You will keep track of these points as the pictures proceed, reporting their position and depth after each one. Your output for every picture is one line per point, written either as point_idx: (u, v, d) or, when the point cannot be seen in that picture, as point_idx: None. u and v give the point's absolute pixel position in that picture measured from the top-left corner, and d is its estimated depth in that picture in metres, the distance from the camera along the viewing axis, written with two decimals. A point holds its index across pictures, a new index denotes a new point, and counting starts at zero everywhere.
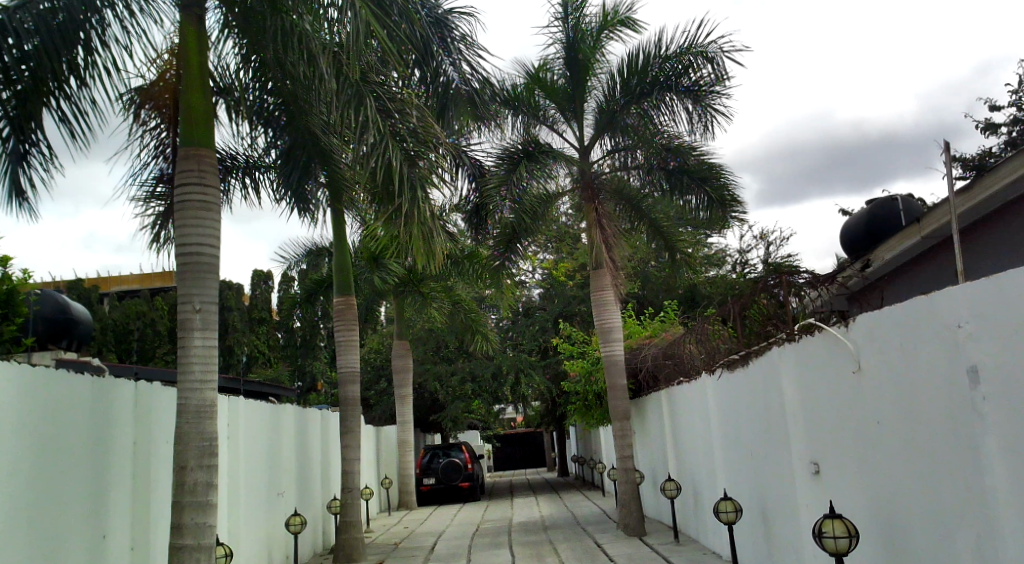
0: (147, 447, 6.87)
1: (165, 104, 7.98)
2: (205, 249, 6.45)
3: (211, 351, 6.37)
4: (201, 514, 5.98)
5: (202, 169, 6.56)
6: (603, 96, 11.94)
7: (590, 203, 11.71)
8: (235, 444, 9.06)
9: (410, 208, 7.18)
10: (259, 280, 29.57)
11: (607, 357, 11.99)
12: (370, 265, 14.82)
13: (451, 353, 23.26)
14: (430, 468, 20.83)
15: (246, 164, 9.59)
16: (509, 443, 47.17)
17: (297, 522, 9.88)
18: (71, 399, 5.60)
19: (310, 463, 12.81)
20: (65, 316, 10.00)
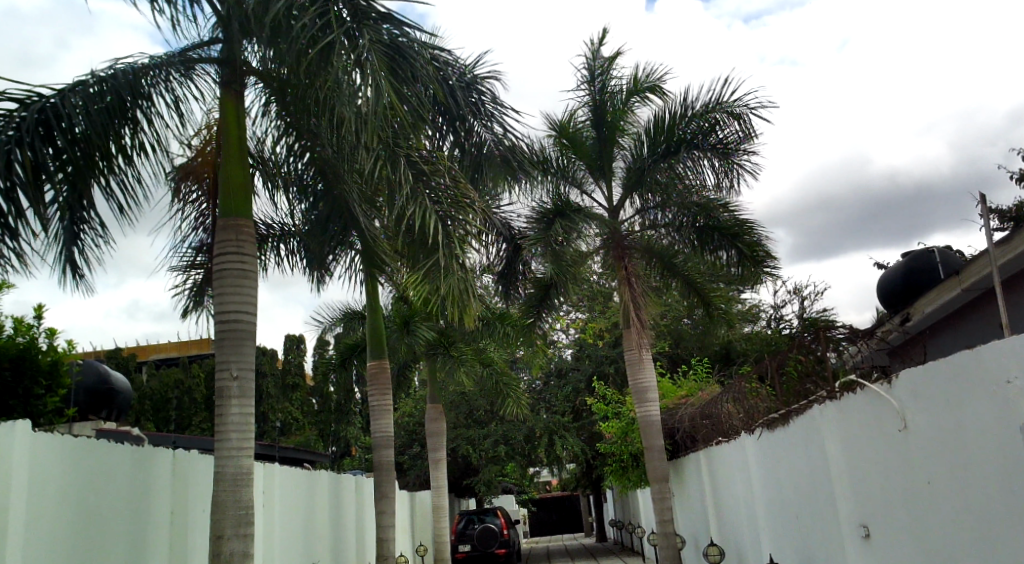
0: (185, 516, 6.88)
1: (205, 177, 8.19)
2: (243, 317, 6.54)
3: (248, 418, 6.39)
4: None
5: (240, 239, 6.70)
6: (631, 156, 12.10)
7: (619, 262, 11.75)
8: (270, 511, 9.04)
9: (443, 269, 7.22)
10: (292, 345, 29.84)
11: (642, 418, 11.82)
12: (401, 329, 14.78)
13: (485, 416, 23.10)
14: (465, 534, 20.50)
15: (281, 232, 9.83)
16: (545, 507, 46.41)
17: None
18: (110, 470, 5.63)
19: (345, 529, 12.68)
20: (106, 385, 10.15)
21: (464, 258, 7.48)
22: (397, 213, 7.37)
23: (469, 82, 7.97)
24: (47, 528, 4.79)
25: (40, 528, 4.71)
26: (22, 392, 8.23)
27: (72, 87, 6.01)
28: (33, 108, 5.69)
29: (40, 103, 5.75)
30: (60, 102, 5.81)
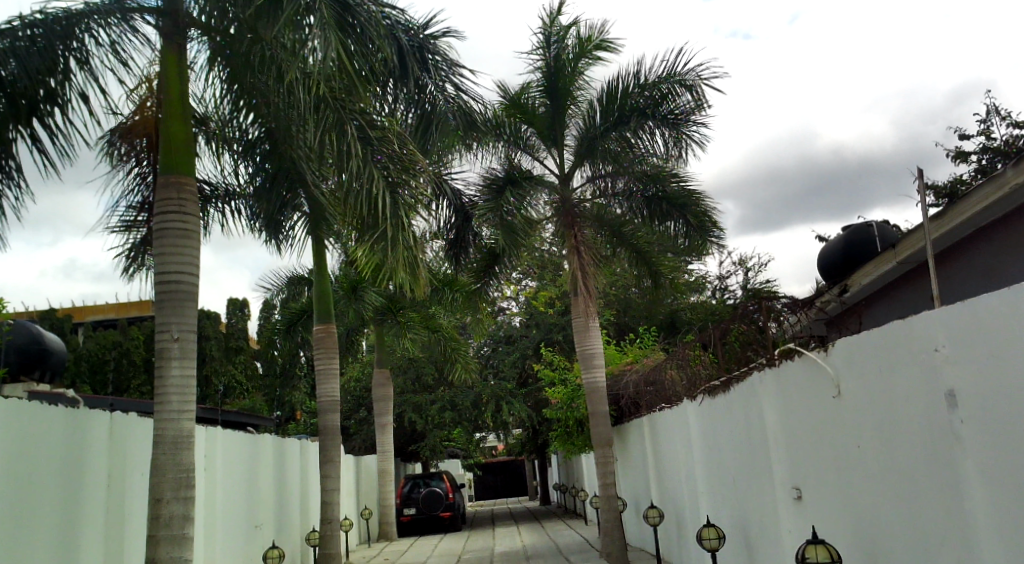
0: (122, 480, 6.76)
1: (144, 134, 7.92)
2: (183, 277, 6.38)
3: (189, 380, 6.28)
4: (176, 548, 5.87)
5: (182, 198, 6.52)
6: (583, 125, 12.06)
7: (568, 228, 11.69)
8: (212, 474, 8.93)
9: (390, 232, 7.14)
10: (235, 309, 29.39)
11: (589, 384, 11.95)
12: (348, 294, 14.66)
13: (432, 382, 23.14)
14: (410, 498, 20.61)
15: (223, 191, 9.60)
16: (490, 471, 46.89)
17: (275, 555, 9.71)
18: (43, 433, 5.48)
19: (289, 493, 12.63)
20: (39, 346, 9.87)
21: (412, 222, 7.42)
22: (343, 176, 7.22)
23: (420, 44, 7.87)
24: None
25: None
26: None
27: (0, 30, 5.71)
28: None
29: None
30: None
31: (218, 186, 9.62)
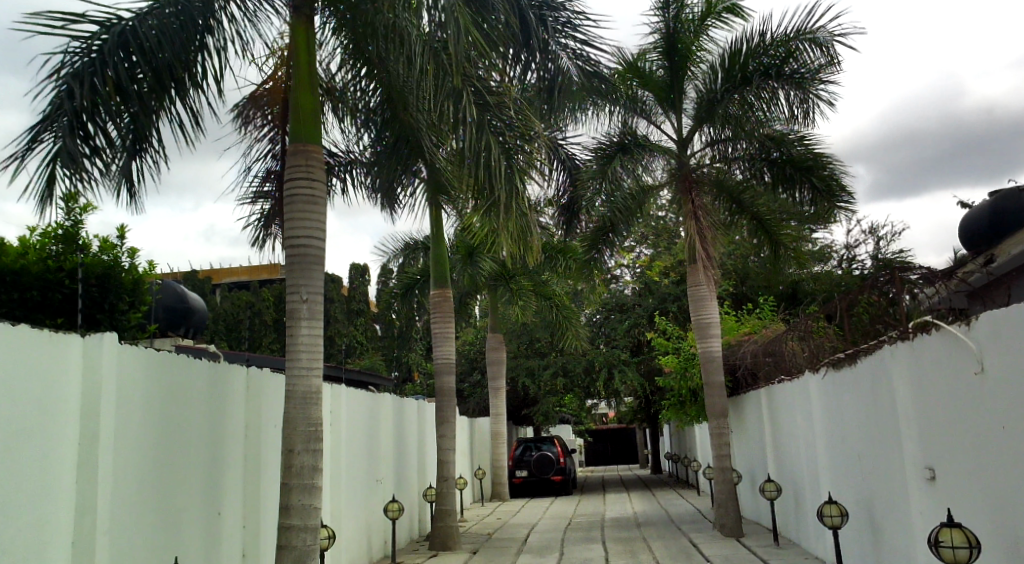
0: (258, 432, 7.21)
1: (276, 103, 8.33)
2: (311, 243, 6.68)
3: (317, 340, 6.59)
4: (307, 496, 6.24)
5: (310, 164, 6.80)
6: (702, 89, 11.74)
7: (686, 194, 11.42)
8: (338, 430, 9.39)
9: (507, 199, 7.20)
10: (357, 273, 30.64)
11: (704, 353, 11.74)
12: (465, 260, 14.91)
13: (544, 348, 23.35)
14: (523, 461, 21.00)
15: (346, 160, 9.97)
16: (601, 439, 46.99)
17: (395, 508, 10.16)
18: (189, 386, 5.91)
19: (407, 450, 13.13)
20: (184, 304, 10.61)
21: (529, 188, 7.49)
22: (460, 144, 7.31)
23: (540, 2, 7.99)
24: (134, 438, 5.08)
25: (128, 437, 5.00)
26: (107, 308, 8.61)
27: (148, 9, 6.05)
28: (113, 29, 5.77)
29: (119, 26, 5.84)
30: (138, 25, 5.88)
31: (345, 156, 10.01)
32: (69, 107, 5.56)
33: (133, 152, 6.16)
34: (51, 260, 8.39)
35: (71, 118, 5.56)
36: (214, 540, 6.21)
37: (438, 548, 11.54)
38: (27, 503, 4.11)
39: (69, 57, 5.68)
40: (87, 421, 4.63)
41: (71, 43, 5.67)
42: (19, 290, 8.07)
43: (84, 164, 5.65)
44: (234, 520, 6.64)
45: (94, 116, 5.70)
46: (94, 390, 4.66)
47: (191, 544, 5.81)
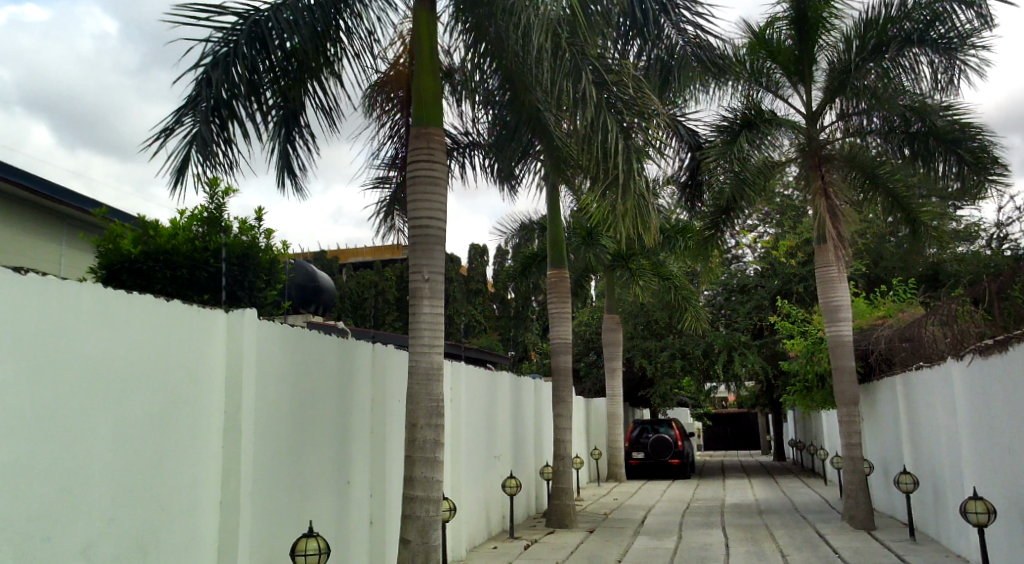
0: (383, 406, 7.46)
1: (399, 88, 8.49)
2: (432, 224, 6.81)
3: (439, 318, 6.72)
4: (430, 469, 6.41)
5: (431, 146, 6.91)
6: (836, 59, 11.11)
7: (815, 170, 11.05)
8: (458, 406, 9.59)
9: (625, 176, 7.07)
10: (477, 254, 31.16)
11: (833, 338, 11.21)
12: (584, 241, 14.78)
13: (662, 329, 23.00)
14: (639, 442, 20.82)
15: (467, 142, 10.11)
16: (721, 422, 45.95)
17: (513, 484, 10.30)
18: (320, 361, 6.17)
19: (525, 429, 13.28)
20: (314, 283, 11.09)
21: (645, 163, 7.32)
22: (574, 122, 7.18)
23: None
24: (273, 409, 5.35)
25: (267, 408, 5.27)
26: (247, 285, 9.10)
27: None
28: (250, 20, 6.00)
29: (256, 16, 6.05)
30: (273, 15, 6.07)
31: (465, 140, 10.19)
32: (206, 94, 5.89)
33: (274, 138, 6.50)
34: (197, 240, 8.95)
35: (207, 105, 5.89)
36: (344, 508, 6.50)
37: (555, 525, 11.64)
38: (179, 467, 4.41)
39: (210, 46, 5.99)
40: (230, 391, 4.91)
41: (212, 33, 5.96)
42: (171, 268, 8.64)
43: (217, 149, 6.00)
44: (362, 489, 6.91)
45: (230, 104, 6.02)
46: (236, 363, 4.93)
47: (323, 510, 6.10)
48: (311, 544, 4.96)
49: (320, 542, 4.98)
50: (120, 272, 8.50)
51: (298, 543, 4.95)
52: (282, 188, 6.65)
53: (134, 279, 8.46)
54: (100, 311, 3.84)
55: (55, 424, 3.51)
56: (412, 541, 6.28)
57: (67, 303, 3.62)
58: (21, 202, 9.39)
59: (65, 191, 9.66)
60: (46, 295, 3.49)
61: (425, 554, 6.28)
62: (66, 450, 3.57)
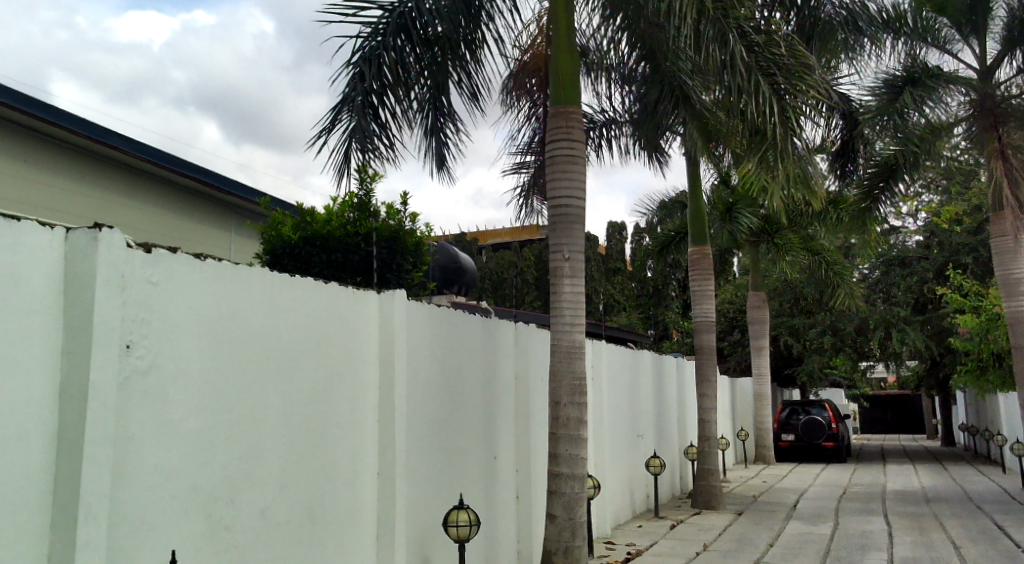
0: (528, 385, 7.53)
1: (539, 69, 8.47)
2: (573, 204, 6.75)
3: (580, 297, 6.68)
4: (574, 446, 6.42)
5: (570, 124, 6.86)
6: (1014, 7, 10.14)
7: (991, 132, 10.17)
8: (599, 385, 9.53)
9: (780, 141, 6.64)
10: (615, 232, 30.87)
11: (1012, 315, 10.26)
12: (723, 215, 14.06)
13: (812, 306, 21.93)
14: (789, 424, 20.02)
15: (605, 120, 9.97)
16: (879, 405, 43.49)
17: (658, 464, 10.17)
18: (467, 341, 6.31)
19: (668, 409, 13.06)
20: (456, 265, 11.33)
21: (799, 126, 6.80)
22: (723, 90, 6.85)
23: None
24: (424, 387, 5.52)
25: (418, 386, 5.45)
26: (395, 268, 9.43)
27: None
28: (396, 12, 6.15)
29: (401, 8, 6.21)
30: (417, 5, 6.19)
31: (601, 118, 10.06)
32: (359, 88, 6.14)
33: (427, 125, 6.71)
34: (349, 225, 9.26)
35: (361, 100, 6.15)
36: (493, 482, 6.64)
37: (702, 507, 11.40)
38: (339, 441, 4.64)
39: (360, 40, 6.20)
40: (383, 370, 5.10)
41: (361, 28, 6.17)
42: (325, 253, 9.14)
43: (372, 142, 6.26)
44: (508, 466, 7.03)
45: (382, 95, 6.24)
46: (389, 342, 5.12)
47: (472, 485, 6.25)
48: (463, 516, 5.09)
49: (471, 514, 5.10)
50: (282, 256, 9.22)
51: (451, 515, 5.09)
52: (440, 172, 6.90)
53: (293, 262, 9.13)
54: (269, 292, 4.08)
55: (232, 399, 3.76)
56: (558, 517, 6.33)
57: (240, 286, 3.86)
58: (193, 194, 10.06)
59: (231, 183, 10.26)
60: (223, 279, 3.73)
61: (571, 530, 6.31)
62: (243, 423, 3.82)
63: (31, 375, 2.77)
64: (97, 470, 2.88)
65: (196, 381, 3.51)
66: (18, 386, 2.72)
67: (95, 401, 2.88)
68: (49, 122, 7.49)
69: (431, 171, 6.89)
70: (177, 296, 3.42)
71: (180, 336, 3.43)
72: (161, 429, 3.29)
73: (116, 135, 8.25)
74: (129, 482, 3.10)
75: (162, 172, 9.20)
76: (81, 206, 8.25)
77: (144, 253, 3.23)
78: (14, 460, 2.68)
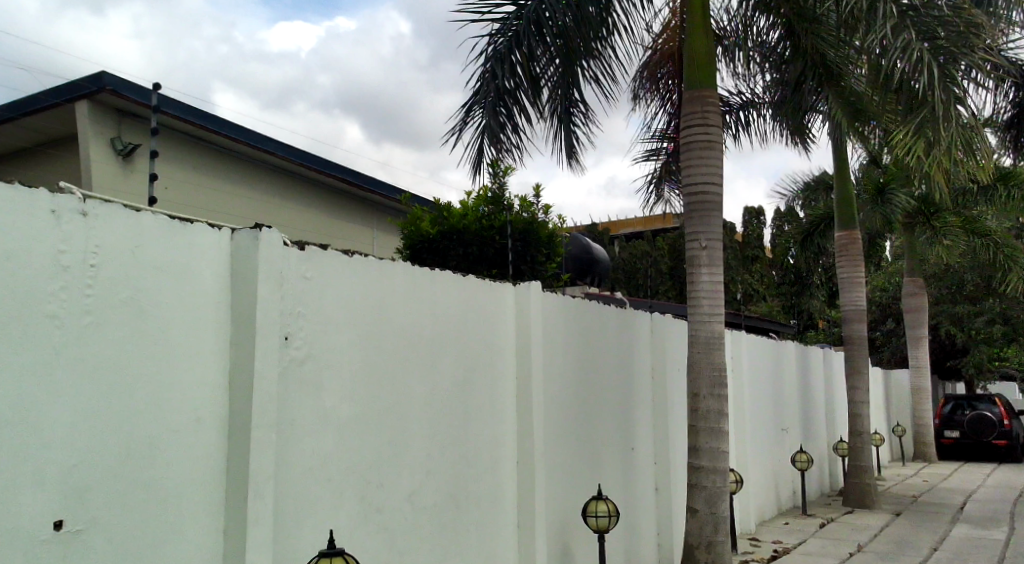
0: (666, 376, 7.42)
1: (673, 53, 8.26)
2: (709, 190, 6.58)
3: (718, 287, 6.51)
4: (715, 440, 6.28)
5: (705, 110, 6.68)
6: None
7: None
8: (741, 377, 9.25)
9: (940, 106, 6.06)
10: (752, 217, 29.78)
11: None
12: (874, 199, 13.31)
13: (977, 293, 20.32)
14: (953, 420, 18.76)
15: (743, 102, 9.61)
16: None
17: (804, 459, 9.77)
18: (603, 332, 6.30)
19: (815, 402, 12.51)
20: (588, 255, 11.33)
21: (963, 91, 6.18)
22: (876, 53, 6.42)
23: None
24: (561, 379, 5.56)
25: (555, 378, 5.49)
26: (530, 260, 9.52)
27: None
28: (527, 8, 6.19)
29: (532, 3, 6.23)
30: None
31: (737, 101, 9.68)
32: (493, 86, 6.25)
33: (559, 119, 6.75)
34: (484, 219, 9.40)
35: (493, 98, 6.26)
36: (631, 473, 6.60)
37: (854, 505, 10.86)
38: (479, 430, 4.76)
39: (493, 38, 6.30)
40: (521, 362, 5.18)
41: (494, 26, 6.27)
42: (463, 246, 9.32)
43: (505, 139, 6.36)
44: (646, 458, 6.97)
45: (515, 92, 6.33)
46: (526, 335, 5.19)
47: (611, 476, 6.25)
48: (601, 507, 5.08)
49: (609, 505, 5.09)
50: (421, 250, 9.42)
51: (590, 505, 5.11)
52: (573, 165, 6.95)
53: (432, 257, 9.32)
54: (412, 287, 4.23)
55: (381, 388, 3.92)
56: (700, 511, 6.22)
57: (384, 279, 4.01)
58: (338, 194, 10.54)
59: (373, 182, 10.72)
60: (369, 273, 3.90)
61: (714, 525, 6.18)
62: (390, 412, 3.98)
63: (204, 367, 3.01)
64: (264, 454, 3.09)
65: (348, 372, 3.69)
66: (193, 376, 2.96)
67: (260, 390, 3.08)
68: (211, 131, 8.05)
69: (564, 164, 6.95)
70: (329, 291, 3.61)
71: (333, 330, 3.62)
72: (316, 417, 3.48)
73: (271, 140, 8.81)
74: (289, 466, 3.30)
75: (311, 174, 9.73)
76: (244, 208, 8.84)
77: (298, 251, 3.43)
78: (191, 444, 2.93)
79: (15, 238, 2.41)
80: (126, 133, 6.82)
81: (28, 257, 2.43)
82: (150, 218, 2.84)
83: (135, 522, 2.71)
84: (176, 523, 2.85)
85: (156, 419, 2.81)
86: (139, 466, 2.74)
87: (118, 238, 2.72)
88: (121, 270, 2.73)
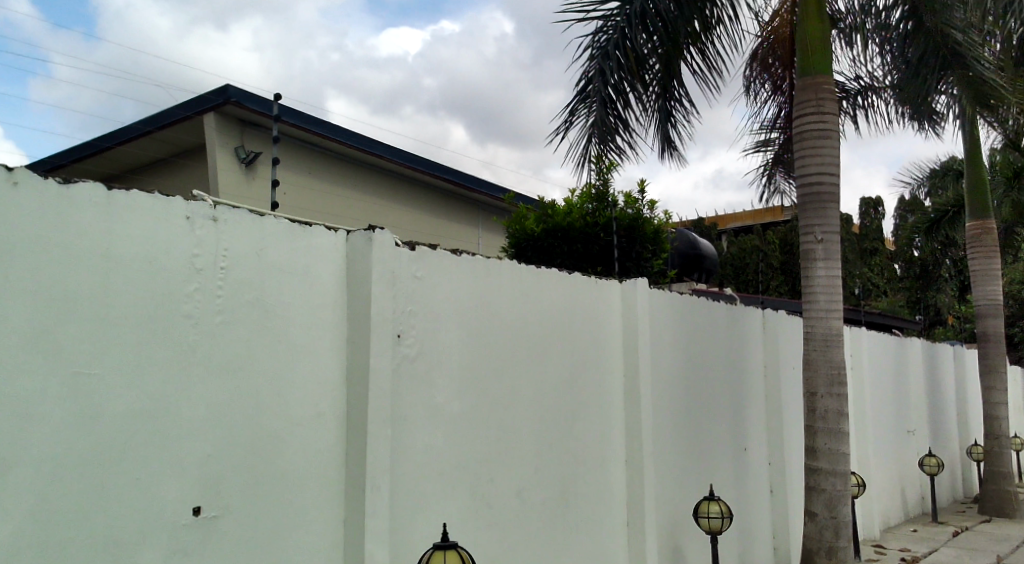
0: (780, 374, 7.16)
1: (784, 38, 7.95)
2: (825, 180, 6.29)
3: (836, 281, 6.22)
4: (834, 441, 6.00)
5: (820, 97, 6.39)
6: None
7: None
8: (862, 376, 8.83)
9: None
10: (872, 209, 28.36)
11: None
12: (1010, 185, 12.46)
13: None
14: None
15: (862, 87, 9.15)
16: None
17: (933, 463, 9.22)
18: (713, 329, 6.15)
19: (945, 403, 11.79)
20: (695, 251, 11.05)
21: None
22: (1013, 27, 5.95)
23: None
24: (669, 376, 5.46)
25: (664, 376, 5.39)
26: (635, 257, 9.40)
27: None
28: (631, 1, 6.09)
29: None
30: None
31: (855, 86, 9.23)
32: (598, 82, 6.20)
33: (664, 112, 6.63)
34: (588, 215, 9.32)
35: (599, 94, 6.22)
36: (744, 474, 6.40)
37: (991, 513, 10.18)
38: (588, 427, 4.73)
39: (598, 34, 6.23)
40: (630, 359, 5.11)
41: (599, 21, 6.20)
42: (567, 243, 9.32)
43: (611, 135, 6.31)
44: (760, 458, 6.75)
45: (620, 87, 6.25)
46: (633, 332, 5.12)
47: (723, 476, 6.08)
48: (714, 508, 4.96)
49: (722, 506, 4.95)
50: (526, 248, 9.56)
51: (702, 505, 4.99)
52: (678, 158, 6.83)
53: (536, 254, 9.42)
54: (519, 284, 4.25)
55: (490, 384, 3.95)
56: (819, 515, 5.97)
57: (491, 277, 4.04)
58: (444, 195, 10.72)
59: (478, 182, 10.84)
60: (477, 271, 3.93)
61: (834, 529, 5.92)
62: (499, 408, 4.00)
63: (322, 364, 3.11)
64: (379, 449, 3.16)
65: (457, 368, 3.74)
66: (312, 374, 3.06)
67: (375, 388, 3.16)
68: (325, 137, 8.33)
69: (668, 157, 6.84)
70: (439, 288, 3.67)
71: (443, 327, 3.67)
72: (428, 413, 3.53)
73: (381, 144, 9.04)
74: (403, 461, 3.37)
75: (419, 175, 9.92)
76: (356, 210, 9.12)
77: (409, 251, 3.49)
78: (311, 439, 3.03)
79: (152, 242, 2.55)
80: (248, 141, 7.16)
81: (163, 259, 2.57)
82: (272, 222, 2.95)
83: (262, 513, 2.82)
84: (299, 515, 2.96)
85: (279, 415, 2.92)
86: (265, 460, 2.85)
87: (243, 241, 2.85)
88: (246, 271, 2.85)
